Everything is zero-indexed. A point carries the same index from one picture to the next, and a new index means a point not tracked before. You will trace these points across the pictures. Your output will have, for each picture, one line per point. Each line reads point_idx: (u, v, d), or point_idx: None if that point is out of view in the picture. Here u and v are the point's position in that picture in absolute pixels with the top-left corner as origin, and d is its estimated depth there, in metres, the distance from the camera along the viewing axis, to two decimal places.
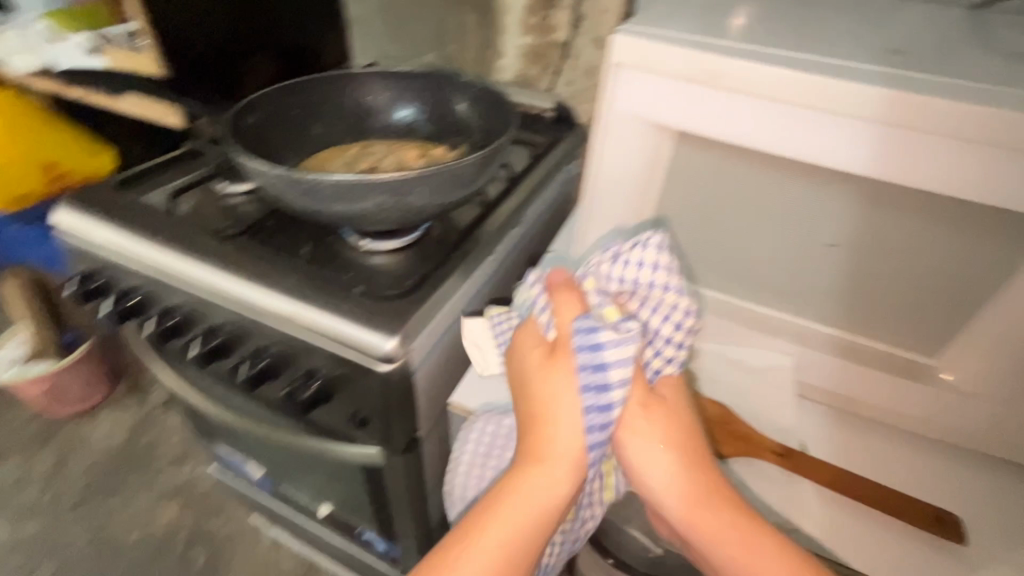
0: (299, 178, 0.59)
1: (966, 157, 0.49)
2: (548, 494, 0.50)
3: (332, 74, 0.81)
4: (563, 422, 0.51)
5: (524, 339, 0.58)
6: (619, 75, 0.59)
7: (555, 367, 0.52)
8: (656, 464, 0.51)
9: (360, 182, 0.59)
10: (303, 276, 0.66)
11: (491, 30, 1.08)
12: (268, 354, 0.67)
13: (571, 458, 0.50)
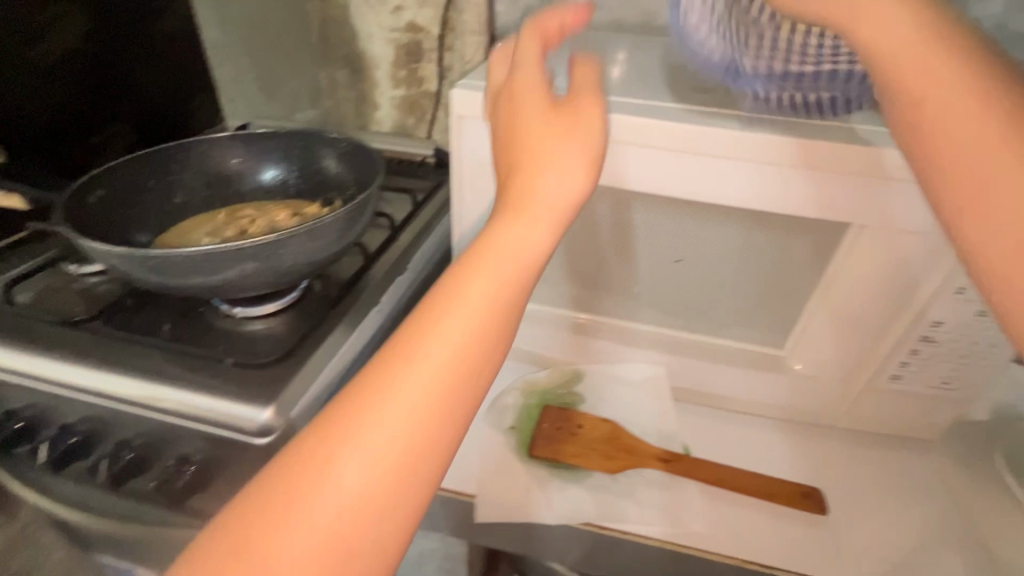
0: (143, 255, 0.55)
1: (788, 180, 0.51)
2: (500, 271, 0.36)
3: (188, 142, 0.79)
4: (552, 165, 0.38)
5: (522, 86, 0.41)
6: (462, 128, 0.58)
7: (557, 126, 0.40)
8: (941, 91, 0.34)
9: (214, 254, 0.56)
10: (166, 357, 0.62)
11: (364, 85, 1.11)
12: (136, 445, 0.61)
13: (515, 281, 0.36)
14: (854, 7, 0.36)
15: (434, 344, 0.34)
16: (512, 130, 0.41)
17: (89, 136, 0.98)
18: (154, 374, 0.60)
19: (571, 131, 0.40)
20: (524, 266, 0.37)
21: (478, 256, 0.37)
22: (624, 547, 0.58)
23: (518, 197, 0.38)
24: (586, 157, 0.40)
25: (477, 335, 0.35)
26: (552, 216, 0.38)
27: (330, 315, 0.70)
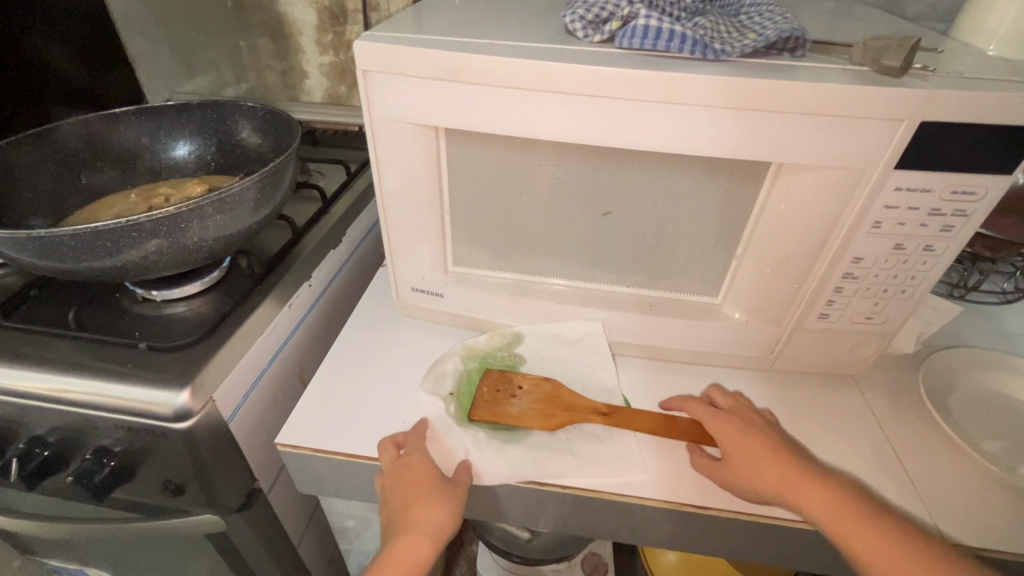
0: (26, 236, 0.51)
1: (709, 121, 0.50)
2: (408, 564, 0.53)
3: (87, 118, 0.73)
4: (433, 515, 0.54)
5: (405, 472, 0.56)
6: (372, 84, 0.55)
7: (432, 504, 0.54)
8: (779, 476, 0.54)
9: (109, 230, 0.52)
10: (73, 346, 0.58)
11: (289, 53, 1.05)
12: (51, 440, 0.58)
13: (420, 562, 0.53)
14: (751, 479, 0.55)
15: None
16: (404, 487, 0.55)
17: None
18: (59, 364, 0.56)
19: (443, 499, 0.55)
20: (426, 544, 0.54)
21: (384, 567, 0.53)
22: (566, 500, 0.58)
23: (408, 522, 0.54)
24: (439, 529, 0.54)
25: (405, 542, 0.54)
26: (439, 528, 0.54)
27: (255, 290, 0.66)
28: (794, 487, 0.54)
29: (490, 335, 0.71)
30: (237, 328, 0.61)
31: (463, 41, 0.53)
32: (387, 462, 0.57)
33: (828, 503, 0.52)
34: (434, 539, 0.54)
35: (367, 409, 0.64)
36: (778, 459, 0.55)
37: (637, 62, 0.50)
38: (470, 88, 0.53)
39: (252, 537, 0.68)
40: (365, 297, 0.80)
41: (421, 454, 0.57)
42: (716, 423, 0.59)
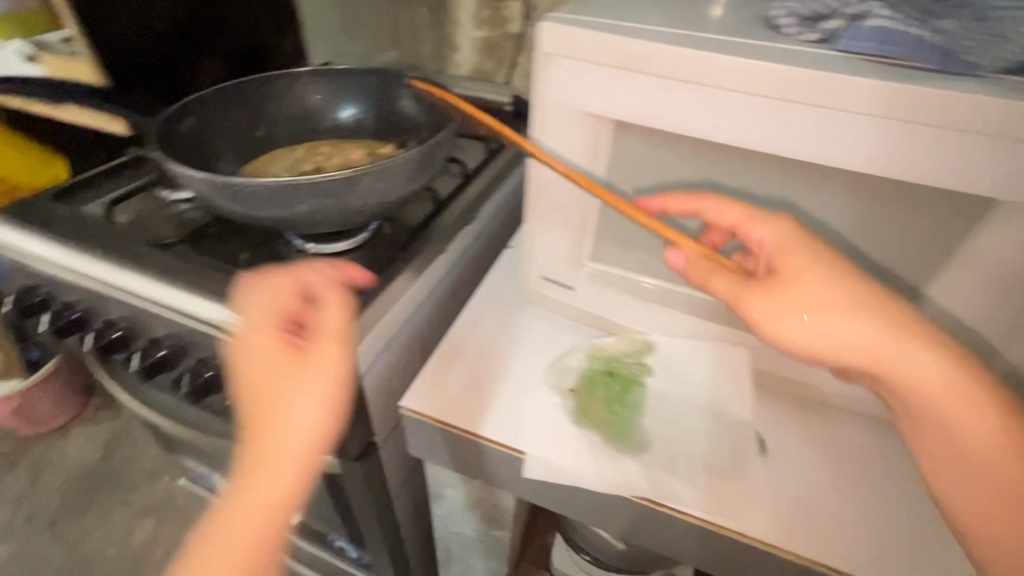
0: (225, 182, 0.56)
1: (938, 143, 0.43)
2: (292, 424, 0.45)
3: (270, 75, 0.79)
4: (291, 419, 0.45)
5: (274, 301, 0.50)
6: (549, 67, 0.53)
7: (299, 377, 0.46)
8: (841, 319, 0.44)
9: (290, 185, 0.56)
10: (243, 285, 0.64)
11: (446, 24, 1.07)
12: (214, 363, 0.66)
13: (299, 422, 0.45)
14: (790, 320, 0.46)
15: (266, 494, 0.43)
16: (252, 378, 0.47)
17: (186, 68, 1.02)
18: (231, 299, 0.62)
19: (295, 373, 0.47)
20: (308, 374, 0.47)
21: (235, 505, 0.43)
22: (677, 526, 0.55)
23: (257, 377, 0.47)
24: (334, 383, 0.47)
25: (287, 365, 0.47)
26: (305, 447, 0.45)
27: (398, 257, 0.69)
28: (871, 324, 0.43)
29: (616, 337, 0.69)
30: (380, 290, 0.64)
31: (652, 28, 0.50)
32: (257, 287, 0.52)
33: (961, 384, 0.42)
34: (307, 392, 0.46)
35: (485, 390, 0.64)
36: (843, 295, 0.45)
37: (857, 68, 0.43)
38: (651, 80, 0.50)
39: (362, 483, 0.72)
40: (490, 276, 0.81)
41: (287, 286, 0.51)
42: (790, 242, 0.48)
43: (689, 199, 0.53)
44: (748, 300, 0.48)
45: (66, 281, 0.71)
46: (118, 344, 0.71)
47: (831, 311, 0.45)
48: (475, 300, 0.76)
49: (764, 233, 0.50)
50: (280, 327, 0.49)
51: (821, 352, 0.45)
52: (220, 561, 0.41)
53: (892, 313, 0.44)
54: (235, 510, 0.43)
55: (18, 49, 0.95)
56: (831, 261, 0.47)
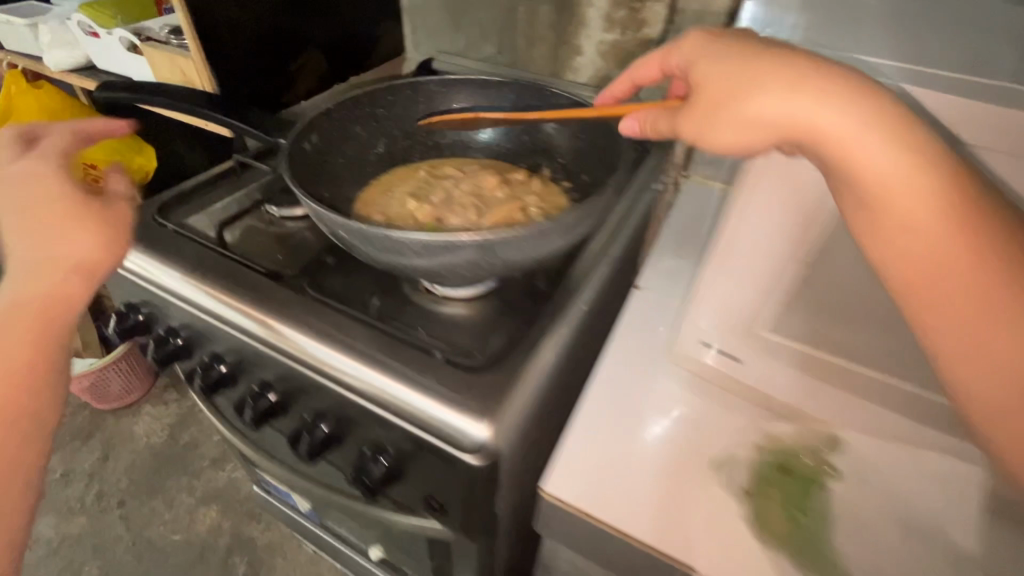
0: (382, 235, 0.48)
1: None
2: (65, 261, 0.49)
3: (397, 83, 0.71)
4: (66, 241, 0.49)
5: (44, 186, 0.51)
6: None
7: (83, 230, 0.50)
8: (766, 75, 0.41)
9: (453, 243, 0.48)
10: (376, 338, 0.56)
11: (569, 25, 0.95)
12: (334, 416, 0.59)
13: (81, 261, 0.50)
14: (728, 129, 0.42)
15: (20, 330, 0.46)
16: (36, 206, 0.50)
17: (290, 64, 0.93)
18: (364, 355, 0.54)
19: (101, 225, 0.52)
20: (107, 230, 0.52)
21: (50, 295, 0.48)
22: None
23: (25, 171, 0.52)
24: (98, 232, 0.51)
25: (88, 210, 0.51)
26: (86, 262, 0.50)
27: (540, 310, 0.60)
28: (876, 139, 0.38)
29: (791, 424, 0.59)
30: (529, 354, 0.55)
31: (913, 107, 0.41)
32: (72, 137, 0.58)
33: (956, 235, 0.39)
34: (103, 242, 0.51)
35: (642, 478, 0.55)
36: (800, 72, 0.40)
37: None
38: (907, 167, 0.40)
39: (479, 555, 0.64)
40: (619, 323, 0.71)
41: (59, 154, 0.55)
42: (696, 46, 0.48)
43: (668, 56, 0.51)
44: (681, 123, 0.46)
45: (174, 308, 0.65)
46: (224, 379, 0.65)
47: (716, 63, 0.44)
48: (609, 357, 0.67)
49: (687, 52, 0.49)
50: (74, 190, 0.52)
51: (704, 80, 0.44)
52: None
53: (908, 137, 0.38)
54: (5, 317, 0.46)
55: (121, 39, 0.90)
56: (749, 46, 0.44)
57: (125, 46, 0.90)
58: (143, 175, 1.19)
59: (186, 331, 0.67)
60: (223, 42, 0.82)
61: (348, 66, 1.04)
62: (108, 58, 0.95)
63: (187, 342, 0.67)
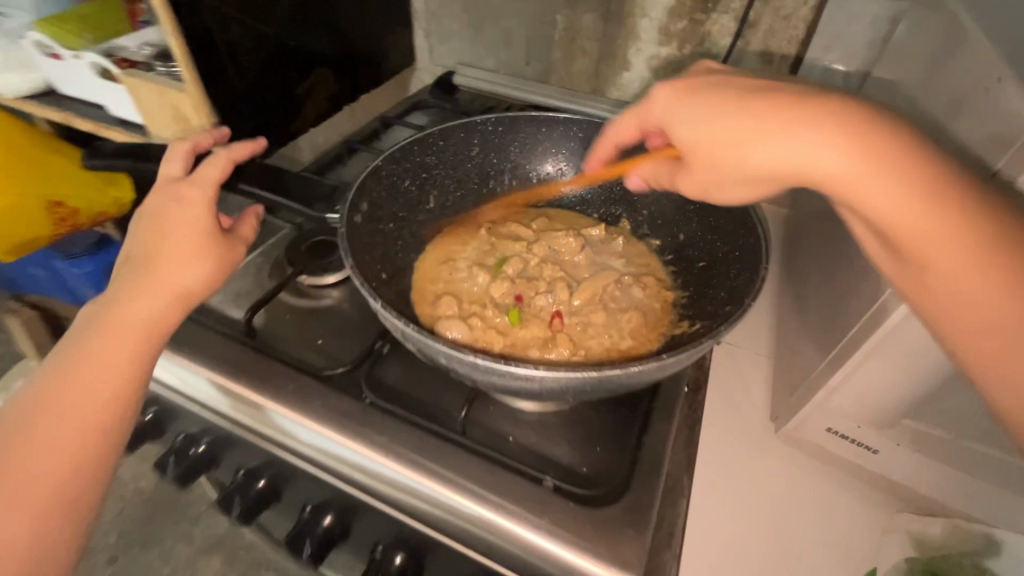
0: (507, 371, 0.36)
1: None
2: (166, 285, 0.47)
3: (448, 125, 0.59)
4: (180, 265, 0.47)
5: (179, 201, 0.49)
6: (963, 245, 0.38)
7: (199, 258, 0.48)
8: (749, 122, 0.37)
9: (592, 377, 0.37)
10: (466, 457, 0.46)
11: (618, 37, 0.84)
12: (410, 547, 0.49)
13: (180, 290, 0.47)
14: (733, 184, 0.40)
15: (120, 349, 0.45)
16: (163, 230, 0.48)
17: (297, 89, 0.80)
18: (458, 487, 0.44)
19: (213, 255, 0.49)
20: (217, 265, 0.49)
21: (147, 293, 0.46)
22: None
23: (189, 185, 0.50)
24: (209, 262, 0.49)
25: (207, 240, 0.49)
26: (183, 292, 0.47)
27: (649, 405, 0.52)
28: (918, 190, 0.34)
29: (938, 521, 0.51)
30: (652, 472, 0.46)
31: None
32: (230, 161, 0.52)
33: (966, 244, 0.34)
34: (209, 275, 0.49)
35: None
36: (793, 110, 0.37)
37: None
38: None
39: None
40: (707, 402, 0.64)
41: (217, 172, 0.51)
42: (667, 104, 0.42)
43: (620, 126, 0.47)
44: (681, 180, 0.45)
45: (196, 413, 0.54)
46: (261, 497, 0.53)
47: (712, 113, 0.39)
48: (708, 445, 0.60)
49: (659, 109, 0.43)
50: (207, 211, 0.50)
51: (689, 139, 0.40)
52: (83, 388, 0.44)
53: (868, 133, 0.35)
54: (108, 328, 0.46)
55: (92, 63, 0.75)
56: (732, 92, 0.39)
57: (98, 72, 0.76)
58: (119, 209, 1.02)
59: (209, 438, 0.55)
60: (225, 71, 0.69)
61: (360, 84, 0.91)
62: (75, 84, 0.80)
63: (210, 450, 0.55)
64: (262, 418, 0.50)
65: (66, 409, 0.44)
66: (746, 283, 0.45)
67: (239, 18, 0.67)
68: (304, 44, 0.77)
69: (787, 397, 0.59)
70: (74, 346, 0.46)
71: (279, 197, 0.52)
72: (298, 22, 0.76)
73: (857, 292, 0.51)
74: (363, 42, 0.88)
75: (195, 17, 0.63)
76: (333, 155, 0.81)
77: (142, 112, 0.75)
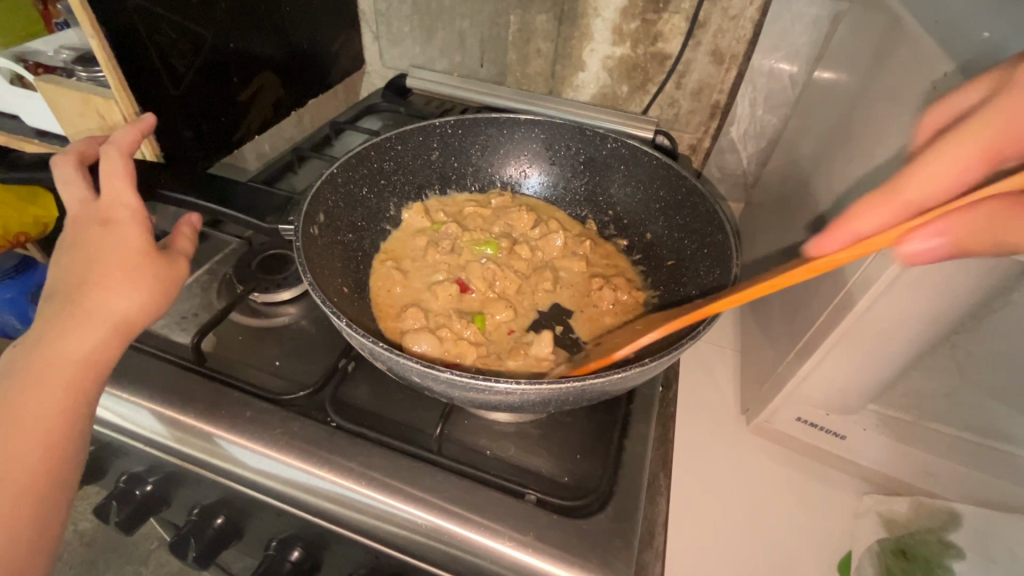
0: (487, 387, 0.34)
1: None
2: (101, 315, 0.42)
3: (405, 130, 0.57)
4: (115, 290, 0.43)
5: (88, 222, 0.45)
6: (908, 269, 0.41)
7: (138, 280, 0.44)
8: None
9: (574, 388, 0.35)
10: (444, 476, 0.44)
11: (571, 38, 0.84)
12: None
13: (119, 319, 0.43)
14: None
15: (53, 395, 0.40)
16: (94, 256, 0.44)
17: (239, 94, 0.75)
18: (437, 509, 0.42)
19: (154, 276, 0.45)
20: (160, 288, 0.45)
21: (80, 323, 0.42)
22: None
23: (109, 204, 0.46)
24: (150, 282, 0.44)
25: (144, 261, 0.45)
26: (125, 320, 0.43)
27: (626, 408, 0.51)
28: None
29: (904, 501, 0.53)
30: (634, 478, 0.45)
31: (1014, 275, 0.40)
32: (126, 156, 0.48)
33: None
34: (152, 299, 0.44)
35: None
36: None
37: None
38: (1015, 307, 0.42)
39: None
40: (680, 397, 0.64)
41: (129, 182, 0.47)
42: (994, 114, 0.28)
43: (931, 174, 0.30)
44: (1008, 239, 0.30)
45: (138, 450, 0.49)
46: (220, 535, 0.50)
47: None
48: (684, 440, 0.60)
49: (982, 135, 0.29)
50: (135, 221, 0.46)
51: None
52: (11, 448, 0.38)
53: None
54: (35, 375, 0.40)
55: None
56: None
57: (8, 78, 0.69)
58: (39, 229, 0.94)
59: (156, 477, 0.50)
60: (156, 76, 0.63)
61: (307, 88, 0.87)
62: None
63: (158, 490, 0.50)
64: (214, 450, 0.46)
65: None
66: (719, 280, 0.46)
67: (167, 18, 0.62)
68: (243, 46, 0.73)
69: (757, 389, 0.59)
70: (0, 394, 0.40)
71: (247, 218, 0.50)
72: (237, 23, 0.71)
73: (819, 283, 0.52)
74: (310, 44, 0.84)
75: (120, 19, 0.57)
76: (283, 163, 0.76)
77: (61, 121, 0.68)
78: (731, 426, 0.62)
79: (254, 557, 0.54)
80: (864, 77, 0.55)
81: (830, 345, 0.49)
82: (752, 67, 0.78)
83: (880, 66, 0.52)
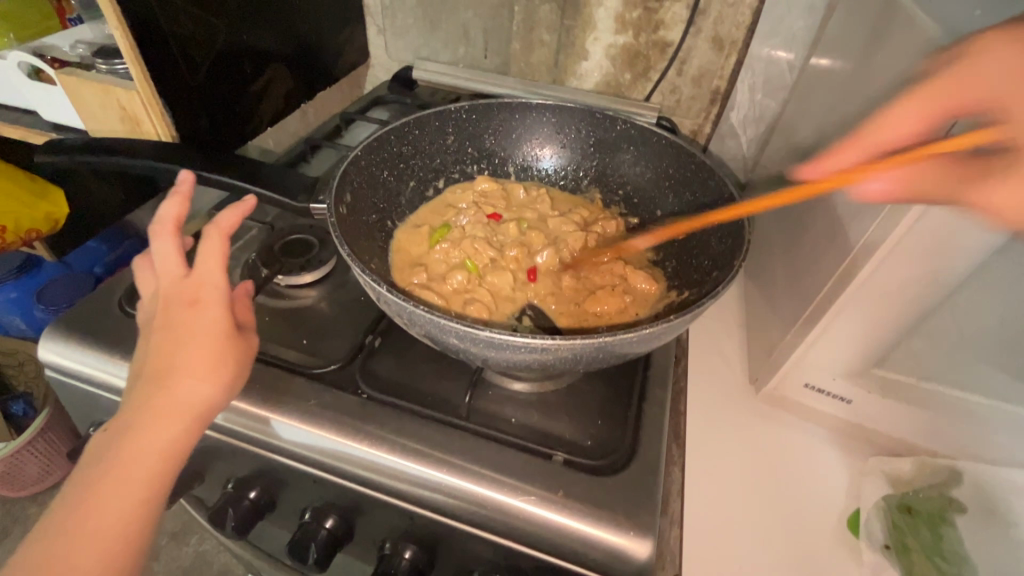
0: (523, 343, 0.36)
1: None
2: (182, 403, 0.42)
3: (423, 115, 0.59)
4: (197, 377, 0.42)
5: (173, 300, 0.45)
6: (914, 231, 0.43)
7: (217, 371, 0.43)
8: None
9: (599, 345, 0.37)
10: (475, 440, 0.46)
11: (574, 28, 0.86)
12: (421, 539, 0.48)
13: (198, 410, 0.42)
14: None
15: (134, 480, 0.40)
16: (179, 339, 0.43)
17: (252, 84, 0.76)
18: (471, 473, 0.44)
19: (236, 360, 0.44)
20: (237, 370, 0.44)
21: (158, 409, 0.41)
22: None
23: (198, 285, 0.45)
24: (228, 366, 0.44)
25: (224, 342, 0.44)
26: (203, 407, 0.42)
27: (643, 374, 0.54)
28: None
29: (908, 460, 0.56)
30: (655, 438, 0.48)
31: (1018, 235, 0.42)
32: (225, 238, 0.47)
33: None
34: (228, 386, 0.44)
35: (776, 552, 0.51)
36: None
37: None
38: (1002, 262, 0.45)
39: None
40: (689, 372, 0.66)
41: (222, 266, 0.46)
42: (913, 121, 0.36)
43: (896, 125, 0.37)
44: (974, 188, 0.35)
45: None
46: (256, 506, 0.51)
47: None
48: (697, 410, 0.62)
49: (899, 125, 0.37)
50: (227, 306, 0.45)
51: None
52: (90, 532, 0.39)
53: None
54: (116, 466, 0.40)
55: (19, 63, 0.69)
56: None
57: (28, 72, 0.70)
58: (50, 225, 0.94)
59: (191, 453, 0.52)
60: (176, 68, 0.65)
61: (314, 80, 0.88)
62: (4, 88, 0.74)
63: (194, 466, 0.52)
64: (254, 426, 0.47)
65: (78, 559, 0.38)
66: (730, 249, 0.48)
67: (186, 10, 0.63)
68: (256, 37, 0.74)
69: (765, 358, 0.62)
70: (86, 477, 0.41)
71: (280, 199, 0.52)
72: (251, 15, 0.72)
73: (823, 254, 0.55)
74: (318, 37, 0.85)
75: (142, 8, 0.58)
76: (297, 152, 0.78)
77: (79, 112, 0.70)
78: (740, 396, 0.64)
79: (288, 528, 0.56)
80: (863, 56, 0.57)
81: (840, 312, 0.51)
82: (751, 52, 0.81)
83: (873, 48, 0.55)
